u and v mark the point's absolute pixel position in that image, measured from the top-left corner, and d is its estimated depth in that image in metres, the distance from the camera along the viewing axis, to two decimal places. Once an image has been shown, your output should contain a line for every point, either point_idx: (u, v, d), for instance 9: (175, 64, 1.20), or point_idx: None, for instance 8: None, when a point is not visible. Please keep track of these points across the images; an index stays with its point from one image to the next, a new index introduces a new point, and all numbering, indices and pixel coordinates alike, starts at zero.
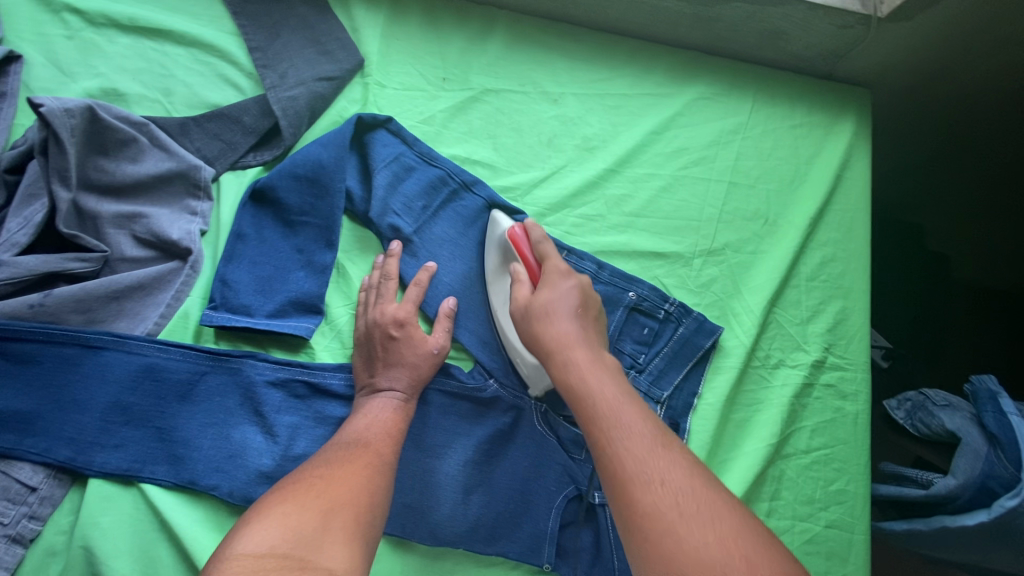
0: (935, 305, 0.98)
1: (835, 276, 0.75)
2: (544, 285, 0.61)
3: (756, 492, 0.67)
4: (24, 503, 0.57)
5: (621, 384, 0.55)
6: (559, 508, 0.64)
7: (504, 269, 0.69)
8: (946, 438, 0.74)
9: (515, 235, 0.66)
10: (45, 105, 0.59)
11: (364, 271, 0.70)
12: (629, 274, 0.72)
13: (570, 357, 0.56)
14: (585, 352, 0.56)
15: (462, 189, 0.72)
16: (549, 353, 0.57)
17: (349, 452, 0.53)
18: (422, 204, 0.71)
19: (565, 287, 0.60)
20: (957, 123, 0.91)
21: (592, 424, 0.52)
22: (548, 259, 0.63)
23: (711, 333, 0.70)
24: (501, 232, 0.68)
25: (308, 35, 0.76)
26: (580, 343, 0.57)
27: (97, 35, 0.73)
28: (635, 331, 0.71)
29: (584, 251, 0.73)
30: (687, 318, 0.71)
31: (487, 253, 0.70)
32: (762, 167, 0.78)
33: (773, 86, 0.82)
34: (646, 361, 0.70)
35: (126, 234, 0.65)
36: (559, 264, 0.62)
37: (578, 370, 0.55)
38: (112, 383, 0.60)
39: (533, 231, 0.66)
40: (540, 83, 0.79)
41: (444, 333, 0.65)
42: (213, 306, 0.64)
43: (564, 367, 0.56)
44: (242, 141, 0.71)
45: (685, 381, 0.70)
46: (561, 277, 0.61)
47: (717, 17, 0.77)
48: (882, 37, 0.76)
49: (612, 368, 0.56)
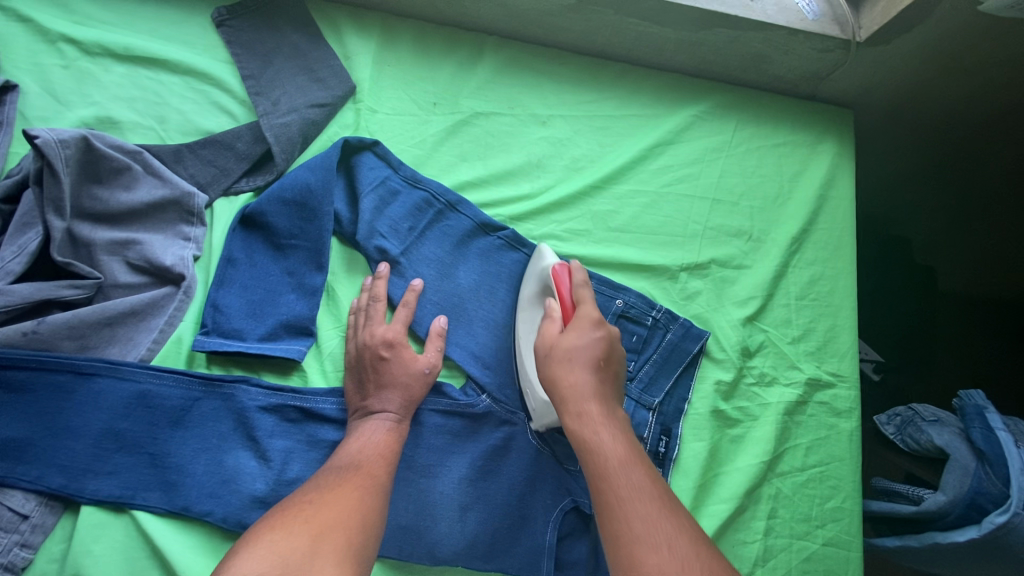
0: (922, 318, 0.99)
1: (824, 293, 0.77)
2: (572, 327, 0.61)
3: (752, 510, 0.68)
4: (16, 531, 0.57)
5: (632, 445, 0.55)
6: (556, 521, 0.65)
7: (539, 301, 0.69)
8: (935, 453, 0.75)
9: (558, 273, 0.65)
10: (40, 137, 0.59)
11: (350, 291, 0.70)
12: (616, 282, 0.74)
13: (586, 409, 0.56)
14: (600, 407, 0.57)
15: (447, 209, 0.73)
16: (565, 401, 0.57)
17: (340, 476, 0.53)
18: (408, 225, 0.72)
19: (593, 336, 0.60)
20: (938, 138, 0.93)
21: (601, 481, 0.52)
22: (584, 303, 0.62)
23: (698, 338, 0.72)
24: (544, 265, 0.68)
25: (300, 63, 0.77)
26: (596, 397, 0.57)
27: (93, 64, 0.74)
28: (625, 339, 0.72)
29: (572, 261, 0.74)
30: (674, 324, 0.72)
31: (526, 282, 0.71)
32: (749, 186, 0.80)
33: (758, 107, 0.83)
34: (637, 368, 0.71)
35: (119, 260, 0.65)
36: (593, 310, 0.62)
37: (592, 425, 0.55)
38: (106, 410, 0.61)
39: (576, 273, 0.65)
40: (529, 106, 0.80)
41: (436, 352, 0.66)
42: (205, 331, 0.65)
43: (578, 420, 0.56)
44: (236, 166, 0.72)
45: (675, 387, 0.71)
46: (592, 324, 0.61)
47: (701, 42, 0.79)
48: (861, 60, 0.78)
49: (625, 427, 0.57)
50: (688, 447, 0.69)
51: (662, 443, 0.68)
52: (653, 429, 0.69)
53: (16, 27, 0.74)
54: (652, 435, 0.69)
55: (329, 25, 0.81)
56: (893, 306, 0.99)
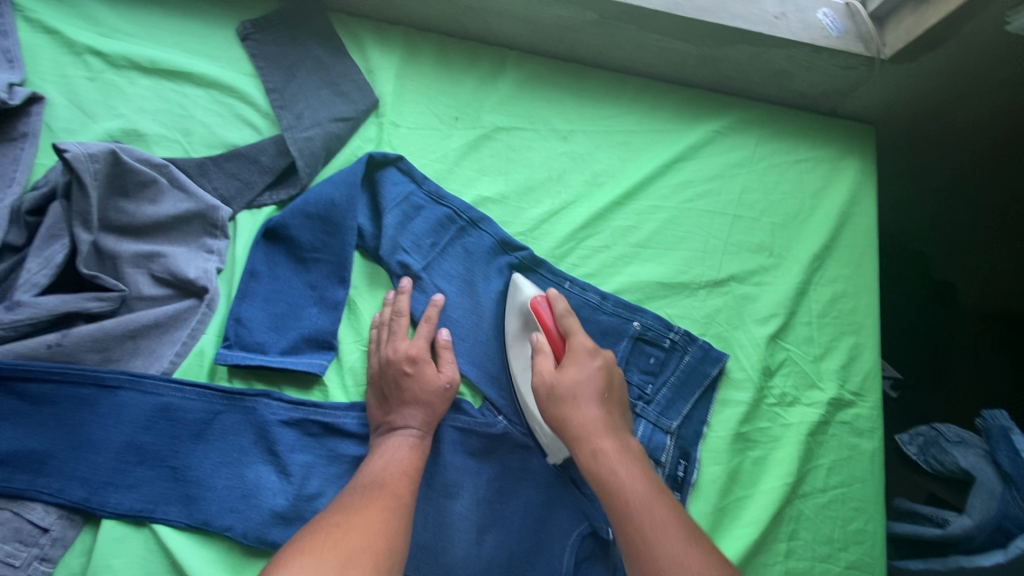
0: (938, 334, 0.97)
1: (846, 312, 0.76)
2: (569, 361, 0.61)
3: (775, 532, 0.67)
4: (36, 544, 0.57)
5: (647, 475, 0.56)
6: (573, 546, 0.64)
7: (525, 335, 0.68)
8: (961, 476, 0.74)
9: (538, 304, 0.66)
10: (69, 151, 0.60)
11: (372, 304, 0.70)
12: (633, 304, 0.73)
13: (600, 446, 0.57)
14: (613, 441, 0.57)
15: (470, 226, 0.73)
16: (578, 439, 0.57)
17: (365, 496, 0.54)
18: (431, 241, 0.72)
19: (590, 367, 0.61)
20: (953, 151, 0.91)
21: (625, 519, 0.53)
22: (573, 335, 0.64)
23: (717, 361, 0.71)
24: (522, 297, 0.68)
25: (324, 77, 0.78)
26: (608, 432, 0.58)
27: (119, 77, 0.74)
28: (642, 361, 0.72)
29: (588, 283, 0.73)
30: (693, 346, 0.72)
31: (508, 316, 0.70)
32: (770, 202, 0.79)
33: (778, 123, 0.83)
34: (654, 391, 0.71)
35: (144, 272, 0.65)
36: (585, 341, 0.63)
37: (608, 463, 0.56)
38: (128, 423, 0.61)
39: (557, 303, 0.66)
40: (550, 121, 0.80)
41: (454, 365, 0.66)
42: (227, 344, 0.65)
43: (594, 458, 0.56)
44: (259, 179, 0.72)
45: (694, 410, 0.70)
46: (587, 355, 0.62)
47: (724, 58, 0.79)
48: (885, 76, 0.78)
49: (638, 456, 0.58)
50: (708, 466, 0.69)
51: (680, 467, 0.67)
52: (671, 453, 0.68)
53: (44, 39, 0.75)
54: (670, 459, 0.68)
55: (353, 40, 0.81)
56: (911, 322, 0.97)
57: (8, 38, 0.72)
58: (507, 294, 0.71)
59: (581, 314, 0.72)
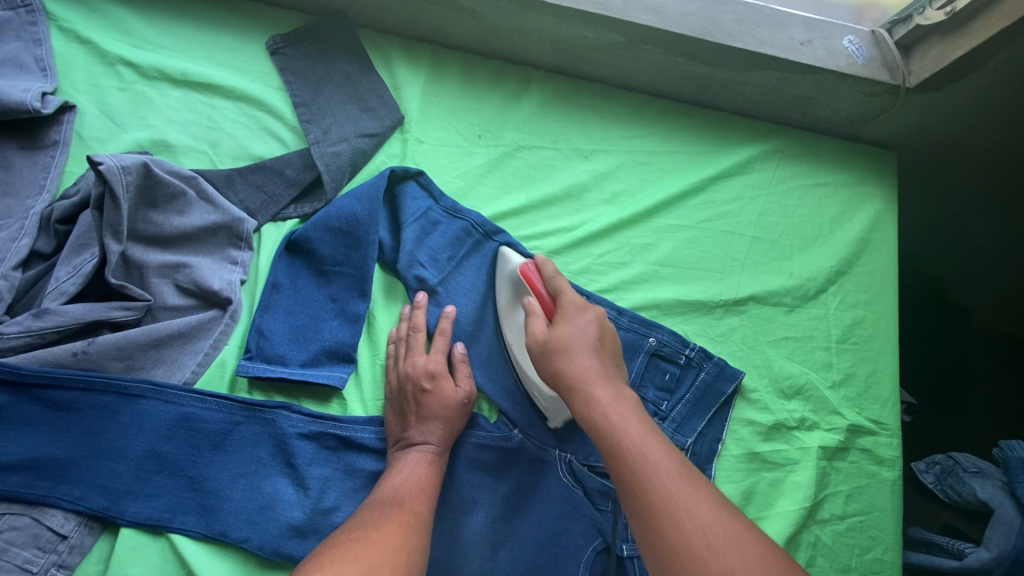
0: (948, 358, 0.93)
1: (865, 337, 0.75)
2: (560, 319, 0.61)
3: (791, 557, 0.67)
4: (54, 551, 0.57)
5: (643, 419, 0.55)
6: (587, 563, 0.63)
7: (517, 303, 0.69)
8: (977, 507, 0.72)
9: (527, 271, 0.66)
10: (103, 164, 0.60)
11: (387, 321, 0.70)
12: (649, 320, 0.73)
13: (594, 393, 0.56)
14: (607, 388, 0.56)
15: (486, 240, 0.73)
16: (572, 388, 0.57)
17: (383, 513, 0.54)
18: (447, 255, 0.72)
19: (582, 321, 0.60)
20: (975, 170, 0.87)
21: (619, 462, 0.52)
22: (563, 293, 0.63)
23: (732, 378, 0.71)
24: (511, 267, 0.69)
25: (352, 93, 0.79)
26: (602, 379, 0.57)
27: (149, 87, 0.75)
28: (657, 377, 0.72)
29: (603, 297, 0.73)
30: (708, 362, 0.72)
31: (499, 286, 0.71)
32: (790, 225, 0.79)
33: (799, 145, 0.83)
34: (669, 407, 0.71)
35: (169, 283, 0.66)
36: (575, 297, 0.62)
37: (602, 408, 0.55)
38: (149, 432, 0.61)
39: (546, 266, 0.66)
40: (574, 140, 0.81)
41: (468, 378, 0.66)
42: (249, 356, 0.65)
43: (587, 405, 0.56)
44: (285, 193, 0.73)
45: (708, 428, 0.70)
46: (578, 311, 0.61)
47: (747, 82, 0.79)
48: (910, 105, 0.78)
49: (633, 402, 0.56)
50: (721, 486, 0.68)
51: None
52: None
53: (76, 48, 0.76)
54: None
55: (380, 56, 0.82)
56: (924, 345, 0.94)
57: (43, 47, 0.74)
58: (495, 266, 0.72)
59: None
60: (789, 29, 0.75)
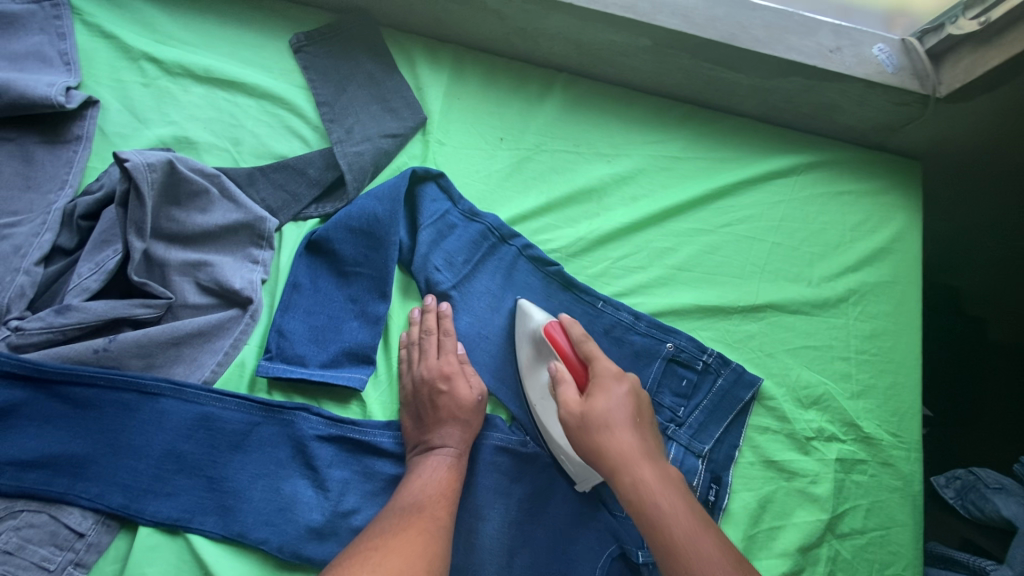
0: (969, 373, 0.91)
1: (886, 349, 0.74)
2: (597, 390, 0.60)
3: (808, 570, 0.66)
4: (71, 549, 0.56)
5: (687, 500, 0.54)
6: (604, 568, 0.62)
7: (538, 363, 0.66)
8: (1000, 524, 0.70)
9: (553, 332, 0.64)
10: (129, 160, 0.60)
11: (402, 322, 0.70)
12: (667, 325, 0.72)
13: (639, 475, 0.55)
14: (651, 468, 0.55)
15: (502, 243, 0.72)
16: (616, 469, 0.55)
17: (403, 519, 0.53)
18: (464, 258, 0.71)
19: (619, 393, 0.59)
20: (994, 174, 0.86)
21: (670, 555, 0.51)
22: (595, 360, 0.62)
23: (751, 384, 0.70)
24: (534, 325, 0.67)
25: (374, 92, 0.78)
26: (645, 459, 0.56)
27: (172, 84, 0.75)
28: (674, 383, 0.71)
29: (620, 301, 0.73)
30: (726, 369, 0.71)
31: (518, 346, 0.68)
32: (813, 233, 0.78)
33: (824, 153, 0.82)
34: (686, 414, 0.70)
35: (190, 281, 0.66)
36: (609, 365, 0.61)
37: (648, 491, 0.54)
38: (169, 430, 0.61)
39: (572, 329, 0.64)
40: (595, 144, 0.80)
41: (478, 378, 0.66)
42: (269, 356, 0.65)
43: (634, 488, 0.54)
44: (306, 192, 0.72)
45: (725, 434, 0.70)
46: (613, 381, 0.60)
47: (775, 89, 0.78)
48: (938, 115, 0.77)
49: (675, 479, 0.56)
50: (738, 495, 0.68)
51: (711, 491, 0.67)
52: (702, 477, 0.68)
53: (100, 43, 0.76)
54: (701, 483, 0.67)
55: (403, 56, 0.82)
56: (943, 359, 0.92)
57: (67, 41, 0.74)
58: (515, 320, 0.70)
59: (612, 333, 0.71)
60: (819, 36, 0.75)
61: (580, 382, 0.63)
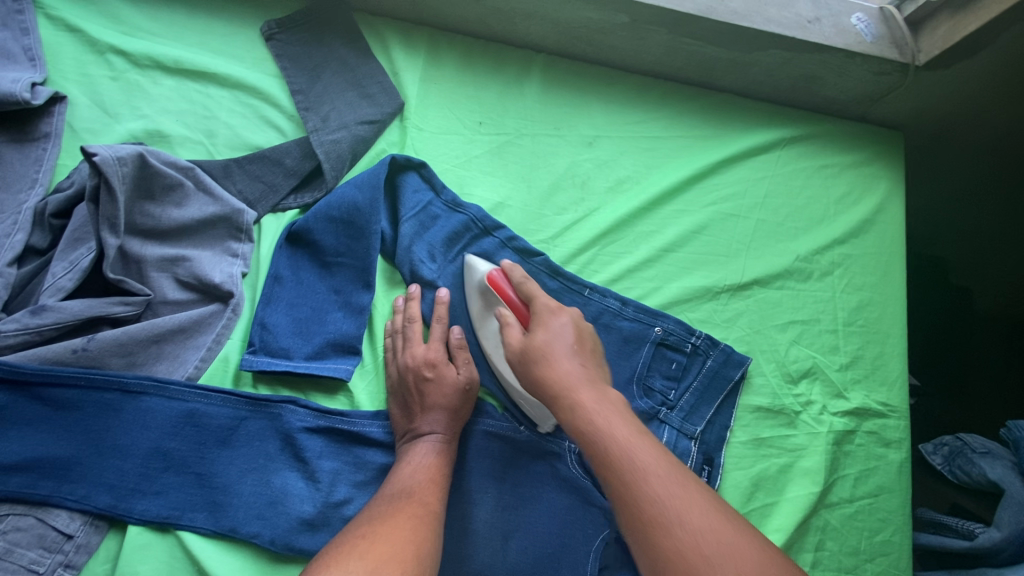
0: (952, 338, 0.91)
1: (872, 320, 0.74)
2: (536, 325, 0.59)
3: (800, 542, 0.66)
4: (60, 551, 0.56)
5: (628, 417, 0.52)
6: (597, 552, 0.62)
7: (488, 311, 0.67)
8: (988, 487, 0.70)
9: (495, 278, 0.64)
10: (98, 154, 0.59)
11: (386, 311, 0.69)
12: (656, 309, 0.72)
13: (578, 399, 0.53)
14: (589, 391, 0.53)
15: (485, 234, 0.71)
16: (557, 395, 0.54)
17: (393, 506, 0.53)
18: (447, 249, 0.71)
19: (557, 325, 0.59)
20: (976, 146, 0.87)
21: (608, 469, 0.49)
22: (534, 299, 0.62)
23: (740, 364, 0.70)
24: (479, 276, 0.67)
25: (350, 79, 0.77)
26: (586, 383, 0.54)
27: (142, 77, 0.74)
28: (664, 366, 0.71)
29: (607, 288, 0.72)
30: (715, 350, 0.71)
31: (469, 297, 0.68)
32: (795, 206, 0.78)
33: (805, 125, 0.82)
34: (677, 397, 0.70)
35: (169, 276, 0.65)
36: (547, 302, 0.61)
37: (586, 414, 0.52)
38: (153, 428, 0.60)
39: (513, 272, 0.64)
40: (577, 127, 0.79)
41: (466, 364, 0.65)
42: (252, 349, 0.64)
43: (571, 410, 0.52)
44: (284, 183, 0.71)
45: (716, 415, 0.70)
46: (552, 315, 0.60)
47: (755, 62, 0.78)
48: (918, 83, 0.77)
49: (618, 402, 0.54)
50: (730, 475, 0.68)
51: (703, 473, 0.67)
52: (695, 459, 0.68)
53: (66, 38, 0.74)
54: (694, 466, 0.67)
55: (378, 42, 0.80)
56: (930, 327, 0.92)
57: (30, 36, 0.72)
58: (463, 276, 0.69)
59: (600, 320, 0.71)
60: (797, 6, 0.74)
61: (525, 322, 0.62)
